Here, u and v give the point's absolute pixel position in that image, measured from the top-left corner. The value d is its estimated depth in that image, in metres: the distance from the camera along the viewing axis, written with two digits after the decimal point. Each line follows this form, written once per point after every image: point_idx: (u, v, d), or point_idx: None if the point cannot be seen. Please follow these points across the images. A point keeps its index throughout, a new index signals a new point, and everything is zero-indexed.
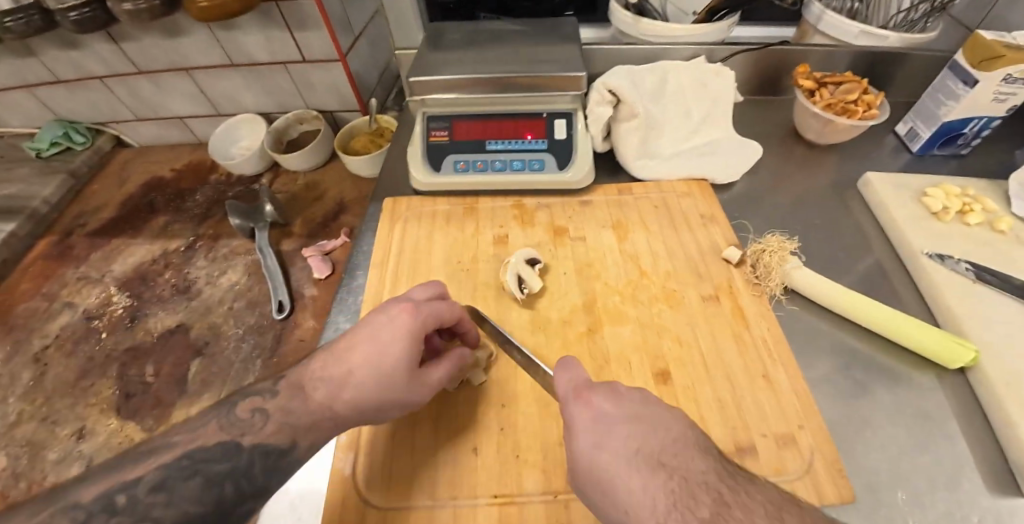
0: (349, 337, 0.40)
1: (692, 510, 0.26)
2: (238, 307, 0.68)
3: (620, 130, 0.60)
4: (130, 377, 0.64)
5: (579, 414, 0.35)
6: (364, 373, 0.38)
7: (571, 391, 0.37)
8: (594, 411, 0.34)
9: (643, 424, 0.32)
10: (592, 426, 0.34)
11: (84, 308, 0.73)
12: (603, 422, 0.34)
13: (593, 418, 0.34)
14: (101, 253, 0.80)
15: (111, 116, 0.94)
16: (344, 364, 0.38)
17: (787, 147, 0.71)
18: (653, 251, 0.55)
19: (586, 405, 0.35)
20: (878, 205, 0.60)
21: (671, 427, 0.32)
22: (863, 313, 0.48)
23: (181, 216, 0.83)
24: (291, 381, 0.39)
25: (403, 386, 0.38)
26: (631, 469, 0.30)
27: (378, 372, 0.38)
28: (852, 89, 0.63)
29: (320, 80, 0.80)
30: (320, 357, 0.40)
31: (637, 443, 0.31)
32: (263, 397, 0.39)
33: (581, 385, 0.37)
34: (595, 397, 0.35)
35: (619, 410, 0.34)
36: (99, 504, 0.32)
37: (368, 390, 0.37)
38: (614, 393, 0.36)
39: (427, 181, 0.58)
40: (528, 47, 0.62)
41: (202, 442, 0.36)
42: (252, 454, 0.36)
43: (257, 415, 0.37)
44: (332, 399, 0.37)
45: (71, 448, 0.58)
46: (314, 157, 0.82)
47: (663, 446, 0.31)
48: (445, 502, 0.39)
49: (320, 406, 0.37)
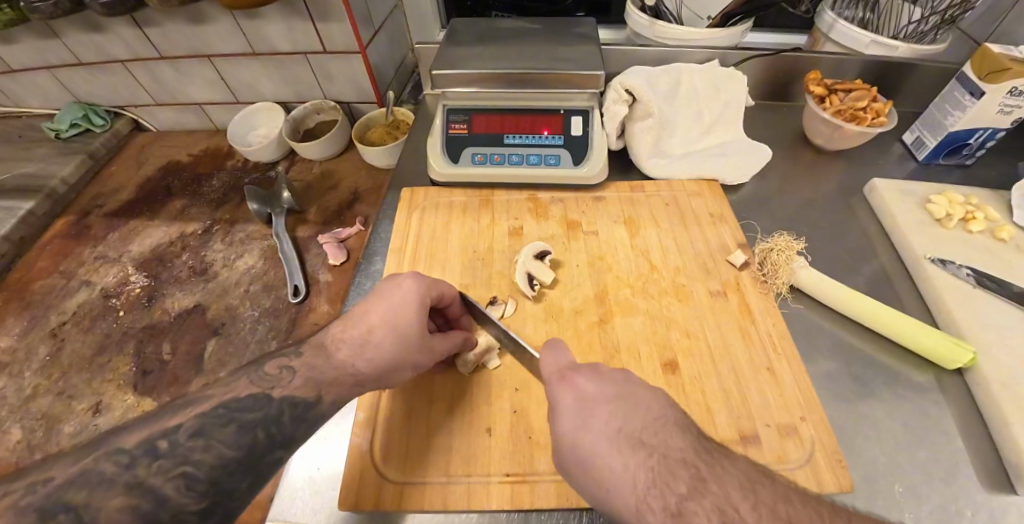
0: (363, 301, 0.43)
1: (671, 485, 0.29)
2: (254, 290, 0.70)
3: (634, 129, 0.61)
4: (147, 354, 0.65)
5: (562, 396, 0.36)
6: (383, 331, 0.41)
7: (555, 372, 0.38)
8: (577, 393, 0.35)
9: (624, 404, 0.34)
10: (576, 407, 0.35)
11: (102, 286, 0.74)
12: (585, 402, 0.35)
13: (577, 399, 0.35)
14: (118, 234, 0.81)
15: (130, 100, 0.95)
16: (363, 325, 0.41)
17: (796, 152, 0.73)
18: (664, 246, 0.56)
19: (568, 387, 0.36)
20: (883, 210, 0.61)
21: (650, 406, 0.34)
22: (866, 313, 0.50)
23: (199, 200, 0.84)
24: (314, 342, 0.42)
25: (417, 345, 0.42)
26: (614, 449, 0.31)
27: (394, 328, 0.41)
28: (861, 97, 0.64)
29: (339, 71, 0.81)
30: (338, 323, 0.43)
31: (619, 422, 0.33)
32: (289, 357, 0.41)
33: (564, 367, 0.38)
34: (579, 377, 0.36)
35: (601, 390, 0.35)
36: (143, 449, 0.33)
37: (387, 345, 0.40)
38: (597, 373, 0.36)
39: (446, 172, 0.60)
40: (547, 44, 0.64)
41: (235, 394, 0.38)
42: (282, 403, 0.38)
43: (285, 371, 0.40)
44: (355, 357, 0.40)
45: (88, 422, 0.60)
46: (331, 147, 0.84)
47: (643, 425, 0.32)
48: (460, 478, 0.40)
49: (343, 363, 0.40)
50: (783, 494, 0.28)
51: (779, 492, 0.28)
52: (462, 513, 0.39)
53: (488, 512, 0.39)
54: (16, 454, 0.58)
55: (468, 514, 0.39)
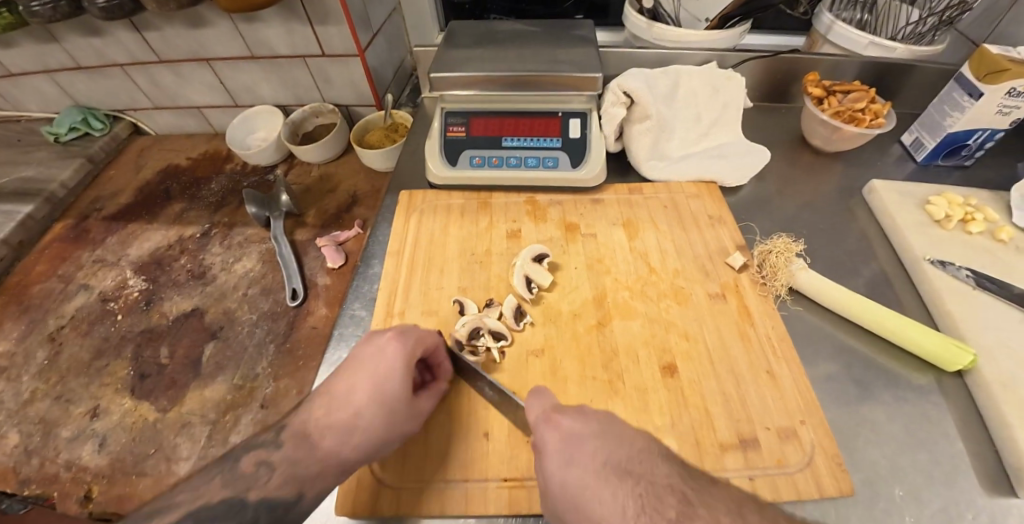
0: (343, 379, 0.41)
1: (659, 511, 0.28)
2: (252, 293, 0.70)
3: (632, 131, 0.61)
4: (145, 358, 0.65)
5: (547, 437, 0.36)
6: (370, 409, 0.39)
7: (541, 417, 0.38)
8: (562, 431, 0.36)
9: (607, 439, 0.34)
10: (560, 446, 0.35)
11: (100, 290, 0.74)
12: (571, 440, 0.35)
13: (562, 438, 0.36)
14: (117, 238, 0.81)
15: (129, 104, 0.95)
16: (349, 407, 0.39)
17: (794, 153, 0.73)
18: (662, 248, 0.56)
19: (553, 427, 0.37)
20: (882, 211, 0.61)
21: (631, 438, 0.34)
22: (866, 315, 0.49)
23: (197, 204, 0.84)
24: (293, 432, 0.40)
25: (405, 413, 0.40)
26: (602, 481, 0.31)
27: (379, 402, 0.39)
28: (860, 98, 0.64)
29: (337, 74, 0.81)
30: (320, 405, 0.41)
31: (604, 456, 0.33)
32: (267, 450, 0.40)
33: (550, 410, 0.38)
34: (563, 419, 0.37)
35: (586, 427, 0.36)
36: None
37: (376, 423, 0.39)
38: (581, 413, 0.37)
39: (444, 176, 0.60)
40: (545, 46, 0.64)
41: (206, 500, 0.37)
42: (258, 509, 0.37)
43: (263, 469, 0.38)
44: (341, 446, 0.38)
45: (86, 426, 0.60)
46: (330, 150, 0.84)
47: (628, 456, 0.33)
48: (458, 483, 0.40)
49: (327, 454, 0.38)
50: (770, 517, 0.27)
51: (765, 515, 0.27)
52: (460, 519, 0.39)
53: (486, 518, 0.39)
54: (14, 459, 0.58)
55: (466, 520, 0.39)
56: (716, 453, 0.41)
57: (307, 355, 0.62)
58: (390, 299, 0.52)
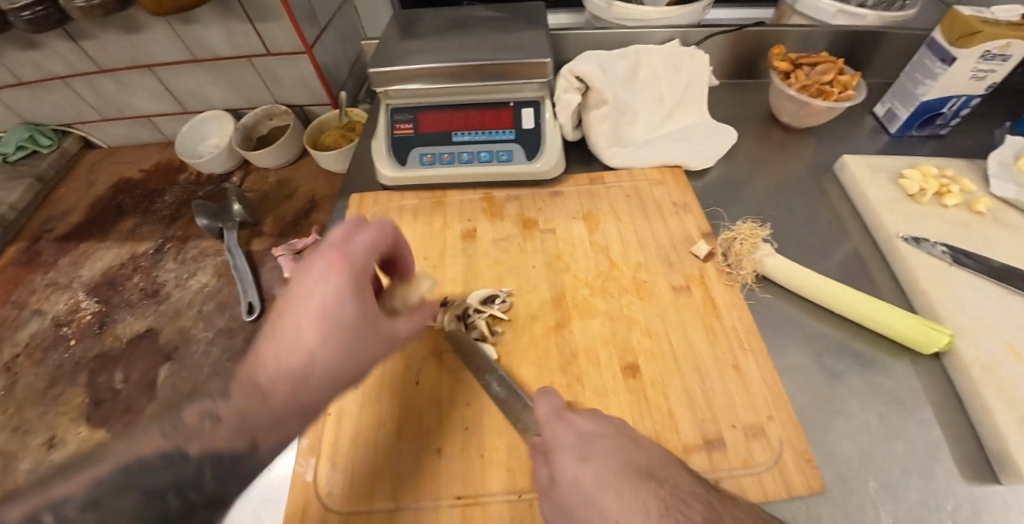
0: (289, 319, 0.35)
1: (684, 512, 0.26)
2: (208, 310, 0.67)
3: (590, 118, 0.58)
4: (100, 384, 0.62)
5: (560, 431, 0.34)
6: (317, 337, 0.34)
7: (552, 414, 0.36)
8: (577, 431, 0.34)
9: (625, 440, 0.33)
10: (574, 444, 0.33)
11: (53, 315, 0.71)
12: (588, 440, 0.33)
13: (576, 436, 0.33)
14: (69, 259, 0.78)
15: (76, 117, 0.91)
16: (298, 352, 0.34)
17: (765, 131, 0.70)
18: (624, 240, 0.54)
19: (567, 426, 0.34)
20: (854, 188, 0.59)
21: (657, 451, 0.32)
22: (835, 300, 0.47)
23: (151, 218, 0.81)
24: (242, 383, 0.35)
25: (367, 332, 0.37)
26: (621, 479, 0.29)
27: (331, 332, 0.35)
28: (827, 70, 0.61)
29: (287, 74, 0.78)
30: (267, 349, 0.35)
31: (625, 456, 0.31)
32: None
33: (560, 408, 0.36)
34: (577, 417, 0.35)
35: (602, 427, 0.34)
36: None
37: (332, 356, 0.35)
38: (596, 413, 0.36)
39: (393, 176, 0.56)
40: (494, 32, 0.60)
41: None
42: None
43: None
44: (293, 387, 0.34)
45: (41, 458, 0.57)
46: (284, 153, 0.80)
47: (650, 460, 0.31)
48: (410, 505, 0.38)
49: (283, 408, 0.34)
50: None
51: None
52: None
53: None
54: None
55: None
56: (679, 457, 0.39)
57: None
58: None
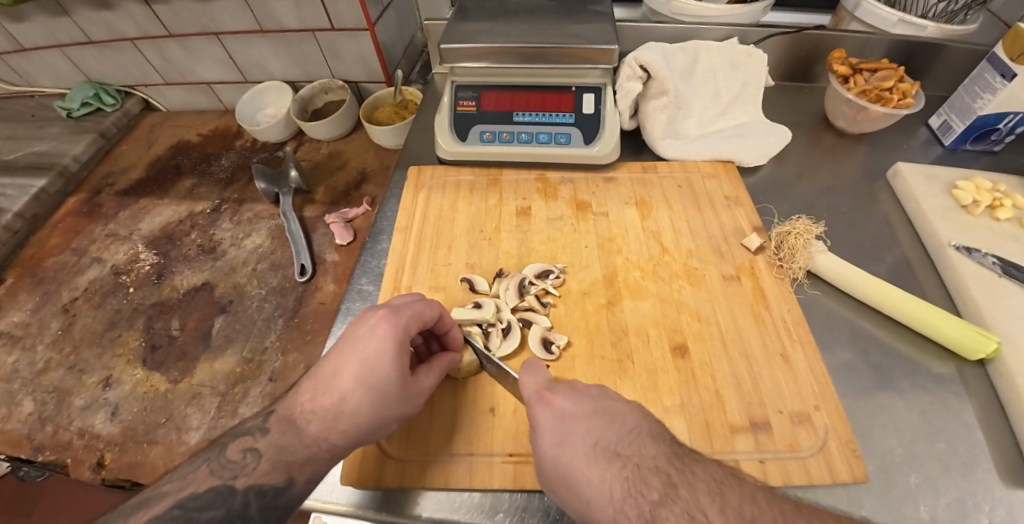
0: (333, 360, 0.38)
1: (643, 494, 0.28)
2: (262, 268, 0.70)
3: (649, 108, 0.60)
4: (156, 330, 0.66)
5: (540, 416, 0.34)
6: (356, 392, 0.36)
7: (534, 393, 0.36)
8: (553, 410, 0.34)
9: (600, 416, 0.33)
10: (552, 425, 0.33)
11: (112, 263, 0.75)
12: (563, 419, 0.33)
13: (554, 416, 0.34)
14: (129, 212, 0.82)
15: (140, 79, 0.95)
16: (335, 391, 0.37)
17: (817, 135, 0.70)
18: (676, 228, 0.55)
19: (544, 405, 0.34)
20: (906, 195, 0.59)
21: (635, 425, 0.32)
22: (886, 301, 0.48)
23: (208, 180, 0.84)
24: (281, 416, 0.38)
25: (397, 395, 0.37)
26: (590, 463, 0.30)
27: (370, 386, 0.36)
28: (888, 77, 0.61)
29: (347, 49, 0.80)
30: (307, 389, 0.38)
31: (595, 436, 0.32)
32: (254, 436, 0.38)
33: (541, 385, 0.36)
34: (556, 397, 0.34)
35: (577, 403, 0.34)
36: None
37: (364, 408, 0.36)
38: (572, 389, 0.35)
39: (453, 151, 0.58)
40: (559, 19, 0.62)
41: (192, 489, 0.36)
42: (247, 495, 0.35)
43: (249, 456, 0.37)
44: (328, 431, 0.36)
45: (98, 395, 0.60)
46: (339, 126, 0.83)
47: (618, 436, 0.31)
48: (463, 457, 0.40)
49: (315, 440, 0.37)
50: (749, 494, 0.27)
51: (745, 491, 0.27)
52: (465, 493, 0.39)
53: (490, 492, 0.38)
54: (28, 426, 0.58)
55: (470, 494, 0.39)
56: (729, 431, 0.40)
57: (315, 329, 0.62)
58: (397, 275, 0.52)
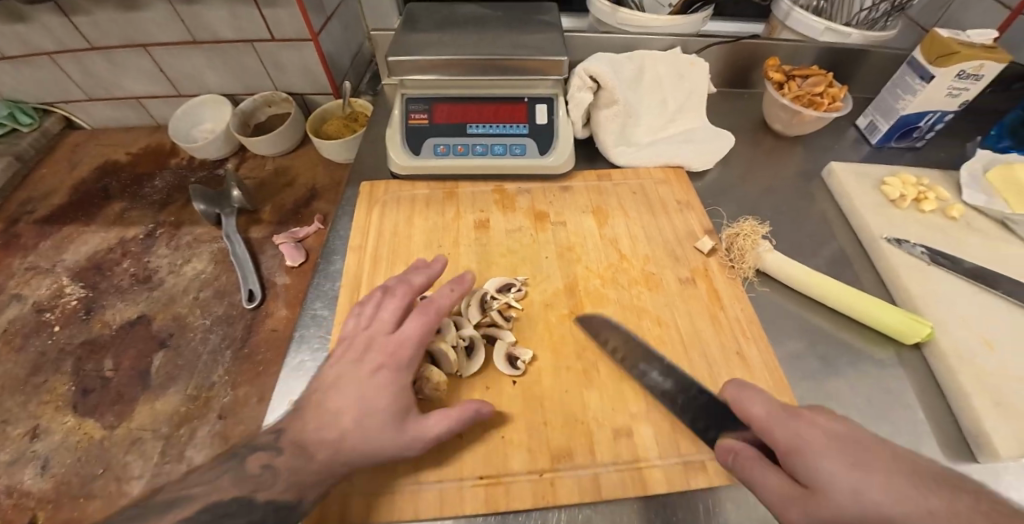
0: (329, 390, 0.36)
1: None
2: (205, 296, 0.65)
3: (600, 116, 0.61)
4: (87, 372, 0.59)
5: (801, 433, 0.29)
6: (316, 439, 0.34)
7: (777, 413, 0.31)
8: (820, 430, 0.29)
9: (856, 442, 0.27)
10: (816, 446, 0.28)
11: (34, 300, 0.67)
12: (842, 441, 0.28)
13: (821, 436, 0.28)
14: (51, 242, 0.74)
15: (59, 95, 0.87)
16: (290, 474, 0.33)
17: (758, 137, 0.74)
18: (632, 235, 0.56)
19: (803, 425, 0.29)
20: (841, 193, 0.63)
21: (938, 504, 0.23)
22: (829, 295, 0.51)
23: (140, 203, 0.78)
24: None
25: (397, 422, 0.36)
26: (892, 493, 0.24)
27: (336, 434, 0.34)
28: (818, 82, 0.65)
29: (290, 60, 0.77)
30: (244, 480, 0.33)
31: (869, 465, 0.26)
32: None
33: (778, 408, 0.32)
34: (816, 416, 0.30)
35: (829, 428, 0.29)
36: None
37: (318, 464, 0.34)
38: (826, 412, 0.30)
39: (406, 165, 0.57)
40: (508, 29, 0.61)
41: None
42: None
43: None
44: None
45: (23, 449, 0.54)
46: (284, 141, 0.79)
47: (895, 469, 0.25)
48: (432, 484, 0.38)
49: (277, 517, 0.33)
50: None
51: None
52: None
53: (463, 518, 0.37)
54: None
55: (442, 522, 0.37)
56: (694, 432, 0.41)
57: (267, 359, 0.58)
58: (353, 297, 0.49)
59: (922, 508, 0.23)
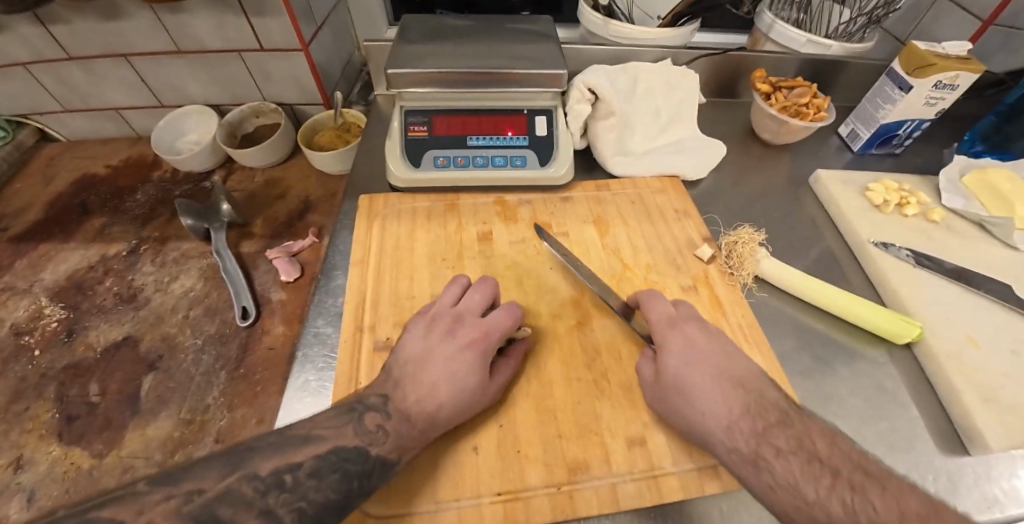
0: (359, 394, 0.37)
1: (758, 419, 0.36)
2: (196, 315, 0.63)
3: (598, 128, 0.61)
4: (72, 397, 0.56)
5: (673, 338, 0.43)
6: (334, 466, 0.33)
7: (663, 320, 0.45)
8: (684, 337, 0.43)
9: (715, 356, 0.41)
10: (681, 347, 0.42)
11: (9, 323, 0.64)
12: (693, 347, 0.42)
13: (685, 344, 0.42)
14: (26, 261, 0.70)
15: (31, 106, 0.82)
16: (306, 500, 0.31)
17: (746, 145, 0.76)
18: (633, 244, 0.57)
19: (677, 332, 0.43)
20: (828, 199, 0.66)
21: (732, 397, 0.38)
22: (824, 300, 0.52)
23: (122, 217, 0.75)
24: None
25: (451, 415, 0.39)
26: (713, 388, 0.38)
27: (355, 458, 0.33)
28: (804, 93, 0.68)
29: (279, 70, 0.75)
30: None
31: (714, 369, 0.40)
32: None
33: (669, 317, 0.45)
34: (687, 328, 0.44)
35: (701, 342, 0.42)
36: None
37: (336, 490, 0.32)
38: (703, 329, 0.44)
39: (407, 177, 0.56)
40: (505, 41, 0.62)
41: None
42: None
43: None
44: None
45: (7, 482, 0.51)
46: (274, 153, 0.77)
47: (731, 372, 0.40)
48: (449, 503, 0.38)
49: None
50: (851, 446, 0.33)
51: (847, 445, 0.33)
52: None
53: None
54: None
55: None
56: None
57: (266, 379, 0.57)
58: (357, 314, 0.48)
59: (720, 404, 0.37)
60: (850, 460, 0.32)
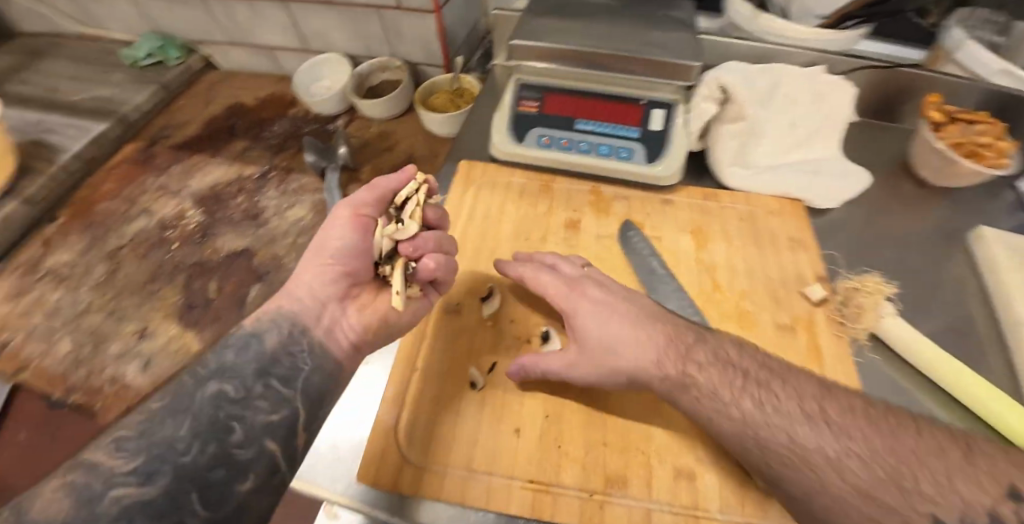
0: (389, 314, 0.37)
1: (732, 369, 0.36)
2: (302, 242, 0.70)
3: (721, 131, 0.57)
4: (195, 289, 0.67)
5: (579, 304, 0.43)
6: None
7: (562, 285, 0.45)
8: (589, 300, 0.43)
9: (653, 315, 0.41)
10: (593, 313, 0.42)
11: (160, 216, 0.76)
12: (605, 310, 0.42)
13: (594, 307, 0.42)
14: (180, 168, 0.83)
15: (206, 36, 0.96)
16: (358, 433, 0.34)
17: (897, 180, 0.65)
18: (733, 265, 0.52)
19: (579, 298, 0.43)
20: (987, 261, 0.54)
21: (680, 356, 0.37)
22: (953, 380, 0.43)
23: (259, 144, 0.85)
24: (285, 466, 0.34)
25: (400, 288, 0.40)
26: (654, 347, 0.38)
27: None
28: (988, 130, 0.56)
29: (410, 30, 0.79)
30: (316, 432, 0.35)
31: (651, 328, 0.40)
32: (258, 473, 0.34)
33: (567, 282, 0.45)
34: (588, 290, 0.44)
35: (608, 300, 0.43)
36: None
37: None
38: (605, 288, 0.44)
39: (507, 150, 0.56)
40: (637, 23, 0.58)
41: None
42: None
43: None
44: None
45: (132, 345, 0.62)
46: (394, 107, 0.82)
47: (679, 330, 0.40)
48: (482, 475, 0.38)
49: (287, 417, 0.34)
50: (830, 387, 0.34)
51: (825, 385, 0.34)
52: (478, 512, 0.37)
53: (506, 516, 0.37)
54: (66, 365, 0.61)
55: (484, 514, 0.37)
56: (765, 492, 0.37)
57: None
58: None
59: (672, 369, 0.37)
60: (840, 399, 0.33)
